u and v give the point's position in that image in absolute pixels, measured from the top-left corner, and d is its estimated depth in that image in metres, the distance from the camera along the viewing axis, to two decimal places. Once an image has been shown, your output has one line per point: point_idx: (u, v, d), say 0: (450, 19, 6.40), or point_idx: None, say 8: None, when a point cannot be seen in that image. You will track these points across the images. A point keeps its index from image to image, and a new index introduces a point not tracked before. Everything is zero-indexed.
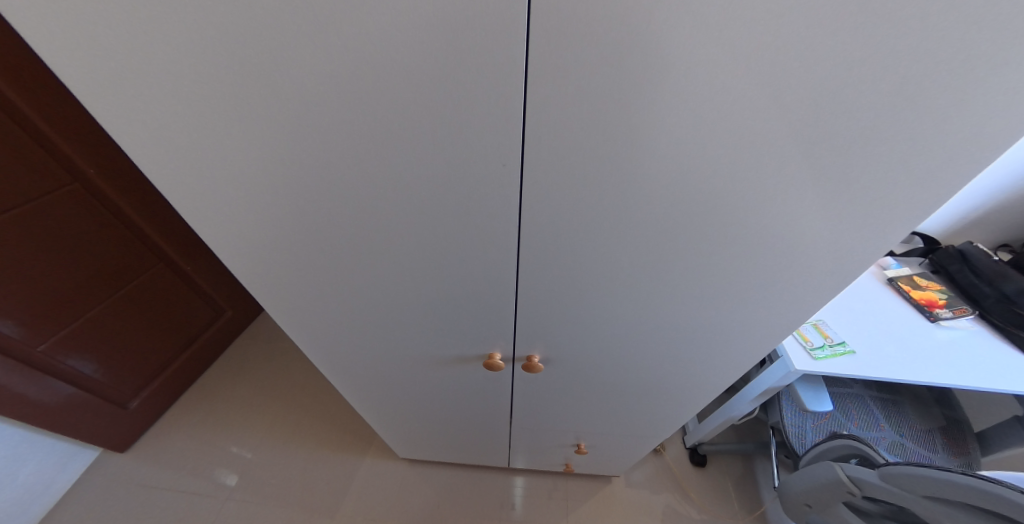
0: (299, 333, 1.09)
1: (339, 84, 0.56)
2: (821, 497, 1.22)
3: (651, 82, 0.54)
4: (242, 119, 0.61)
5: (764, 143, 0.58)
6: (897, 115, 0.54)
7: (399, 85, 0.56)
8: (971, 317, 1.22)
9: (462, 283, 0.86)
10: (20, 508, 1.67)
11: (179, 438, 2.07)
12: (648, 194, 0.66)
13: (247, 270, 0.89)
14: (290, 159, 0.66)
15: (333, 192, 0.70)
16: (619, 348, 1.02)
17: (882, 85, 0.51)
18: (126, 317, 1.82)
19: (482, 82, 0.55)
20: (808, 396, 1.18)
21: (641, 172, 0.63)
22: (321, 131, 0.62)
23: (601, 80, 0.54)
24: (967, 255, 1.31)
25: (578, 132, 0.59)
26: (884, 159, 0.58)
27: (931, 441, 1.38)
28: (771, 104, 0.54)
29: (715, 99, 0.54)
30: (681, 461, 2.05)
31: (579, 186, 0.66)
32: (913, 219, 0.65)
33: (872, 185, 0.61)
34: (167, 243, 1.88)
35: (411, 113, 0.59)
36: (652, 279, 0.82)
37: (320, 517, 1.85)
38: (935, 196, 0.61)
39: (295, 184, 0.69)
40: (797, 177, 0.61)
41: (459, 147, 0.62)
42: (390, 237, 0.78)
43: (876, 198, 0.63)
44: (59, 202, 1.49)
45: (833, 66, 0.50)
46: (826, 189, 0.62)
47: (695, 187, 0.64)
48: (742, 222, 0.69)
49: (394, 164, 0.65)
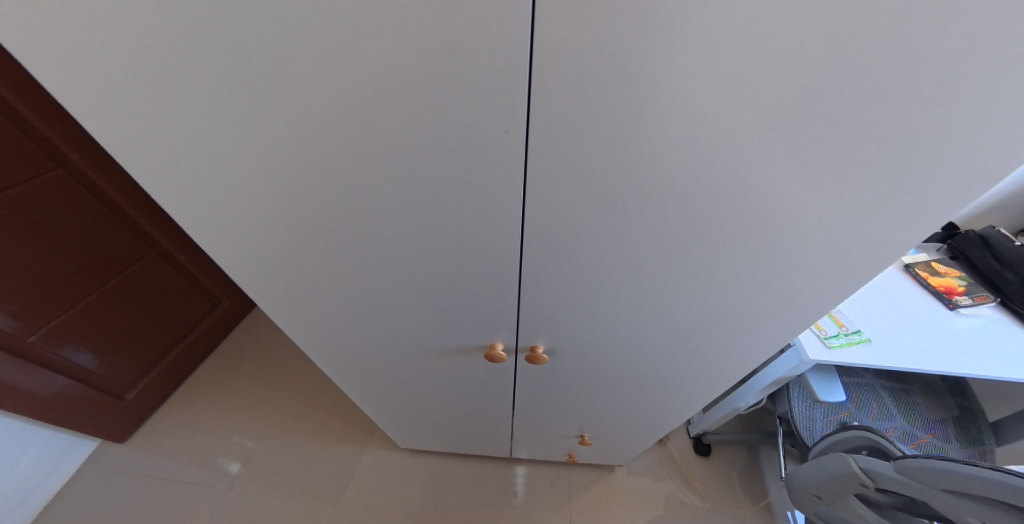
0: (290, 324, 1.03)
1: (319, 43, 0.49)
2: (832, 488, 1.19)
3: (678, 37, 0.46)
4: (217, 93, 0.55)
5: (807, 105, 0.50)
6: (957, 77, 0.47)
7: (385, 39, 0.48)
8: (992, 305, 1.18)
9: (462, 270, 0.80)
10: (19, 500, 1.65)
11: (178, 429, 2.05)
12: (666, 171, 0.60)
13: (231, 257, 0.83)
14: (272, 140, 0.60)
15: (319, 171, 0.64)
16: (628, 339, 0.97)
17: (936, 50, 0.45)
18: (120, 307, 1.78)
19: (480, 32, 0.47)
20: (820, 386, 1.14)
21: (660, 147, 0.57)
22: (303, 108, 0.56)
23: (617, 48, 0.48)
24: (990, 241, 1.25)
25: (592, 99, 0.52)
26: (936, 129, 0.52)
27: (943, 431, 1.35)
28: (815, 61, 0.47)
29: (752, 54, 0.47)
30: (685, 451, 2.02)
31: (590, 162, 0.59)
32: (958, 199, 0.59)
33: (918, 160, 0.55)
34: (157, 231, 1.82)
35: (398, 71, 0.51)
36: (666, 266, 0.76)
37: (321, 507, 1.84)
38: (989, 172, 0.55)
39: (280, 167, 0.64)
40: (835, 149, 0.55)
41: (455, 114, 0.55)
42: (384, 224, 0.72)
43: (922, 175, 0.57)
44: (43, 188, 1.44)
45: (881, 28, 0.44)
46: (861, 169, 0.56)
47: (720, 163, 0.58)
48: (769, 202, 0.62)
49: (384, 136, 0.58)
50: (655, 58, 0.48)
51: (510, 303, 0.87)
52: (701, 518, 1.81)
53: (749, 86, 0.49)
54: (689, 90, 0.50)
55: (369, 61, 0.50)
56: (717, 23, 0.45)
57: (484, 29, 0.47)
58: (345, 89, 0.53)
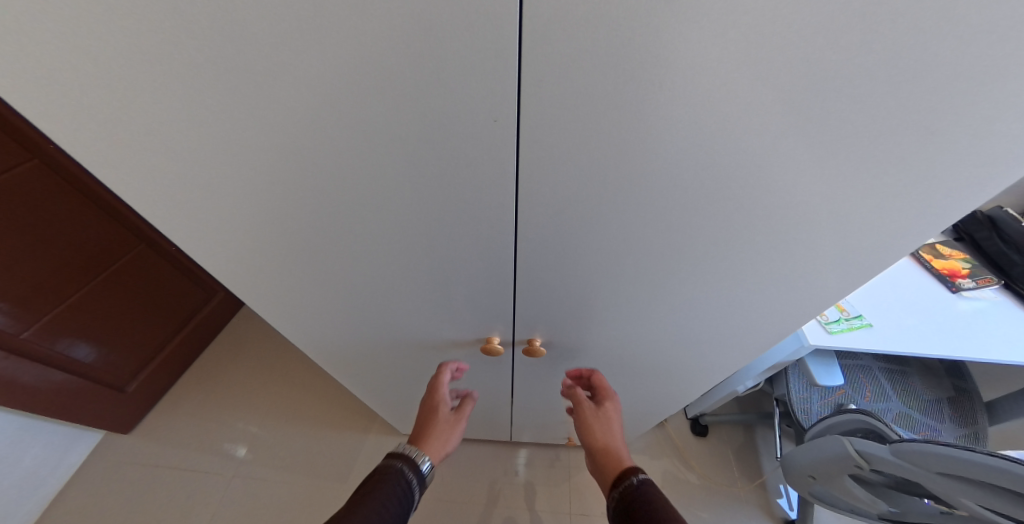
0: (284, 320, 1.02)
1: (293, 32, 0.46)
2: (827, 470, 1.20)
3: (681, 21, 0.43)
4: (181, 82, 0.51)
5: (814, 90, 0.48)
6: (981, 60, 0.44)
7: (365, 27, 0.45)
8: (995, 287, 1.16)
9: (456, 265, 0.78)
10: (29, 491, 1.68)
11: (181, 418, 2.06)
12: (668, 162, 0.57)
13: (218, 256, 0.80)
14: (246, 131, 0.56)
15: (302, 166, 0.61)
16: (627, 330, 0.95)
17: (958, 29, 0.42)
18: (114, 299, 1.76)
19: (466, 18, 0.44)
20: (819, 371, 1.14)
21: (660, 137, 0.54)
22: (281, 99, 0.52)
23: (615, 30, 0.44)
24: (998, 222, 1.23)
25: (588, 88, 0.49)
26: (954, 115, 0.49)
27: (938, 412, 1.36)
28: (825, 45, 0.44)
29: (757, 36, 0.44)
30: (683, 432, 2.05)
31: (587, 154, 0.56)
32: (974, 187, 0.56)
33: (933, 149, 0.52)
34: (145, 222, 1.77)
35: (382, 62, 0.48)
36: (667, 257, 0.74)
37: (325, 491, 1.87)
38: (1009, 158, 0.52)
39: (257, 161, 0.60)
40: (847, 135, 0.52)
41: (444, 107, 0.52)
42: (371, 220, 0.69)
43: (935, 163, 0.54)
44: (20, 182, 1.38)
45: (902, 3, 0.41)
46: (873, 156, 0.54)
47: (724, 153, 0.55)
48: (774, 194, 0.60)
49: (368, 129, 0.55)
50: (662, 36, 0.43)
51: (504, 296, 0.84)
52: (698, 496, 1.84)
53: (756, 72, 0.46)
54: (690, 76, 0.47)
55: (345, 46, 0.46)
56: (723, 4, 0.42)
57: (471, 15, 0.43)
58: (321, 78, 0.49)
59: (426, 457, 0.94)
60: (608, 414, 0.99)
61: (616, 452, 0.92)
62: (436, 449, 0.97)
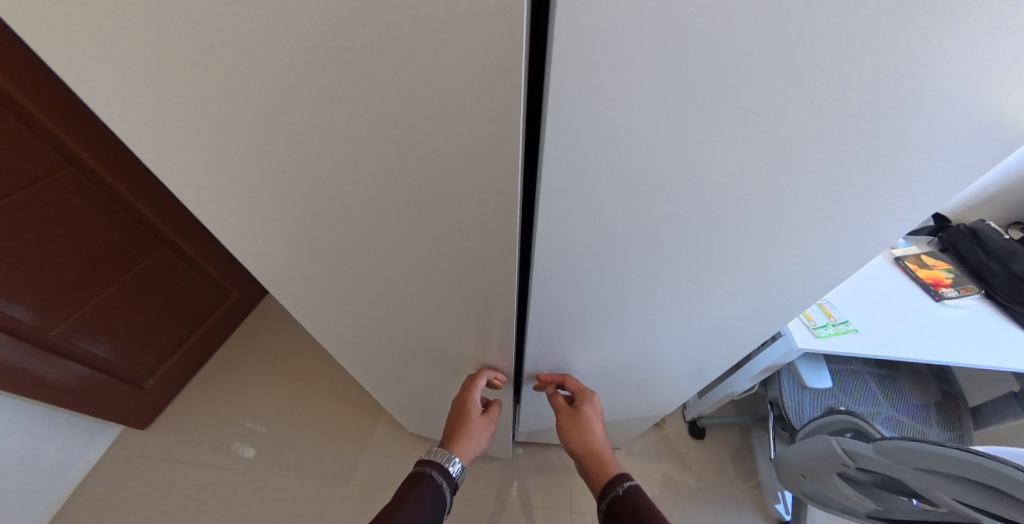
0: (306, 319, 1.09)
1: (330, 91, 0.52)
2: (817, 468, 1.27)
3: (670, 72, 0.51)
4: (224, 107, 0.55)
5: (784, 126, 0.56)
6: (910, 94, 0.54)
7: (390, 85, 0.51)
8: (976, 296, 1.23)
9: (463, 288, 0.83)
10: (52, 481, 1.75)
11: (195, 414, 2.13)
12: (663, 183, 0.64)
13: (252, 259, 0.88)
14: (283, 154, 0.61)
15: (328, 194, 0.67)
16: (628, 332, 1.02)
17: (894, 73, 0.51)
18: (135, 299, 1.84)
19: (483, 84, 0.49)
20: (808, 373, 1.20)
21: (654, 161, 0.61)
22: (314, 141, 0.59)
23: (620, 71, 0.51)
24: (979, 234, 1.30)
25: (592, 122, 0.56)
26: (893, 139, 0.59)
27: (926, 415, 1.41)
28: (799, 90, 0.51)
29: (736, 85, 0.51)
30: (682, 435, 2.10)
31: (592, 176, 0.63)
32: (918, 190, 0.66)
33: (880, 161, 0.62)
34: (167, 225, 1.86)
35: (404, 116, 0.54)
36: (662, 265, 0.81)
37: (333, 487, 1.93)
38: (938, 167, 0.63)
39: (290, 183, 0.66)
40: (807, 159, 0.61)
41: (458, 156, 0.57)
42: (389, 239, 0.74)
43: (882, 176, 0.64)
44: (55, 187, 1.47)
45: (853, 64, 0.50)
46: (829, 172, 0.63)
47: (709, 175, 0.63)
48: (749, 209, 0.68)
49: (387, 168, 0.61)
50: (664, 75, 0.50)
51: (515, 311, 0.87)
52: (696, 497, 1.90)
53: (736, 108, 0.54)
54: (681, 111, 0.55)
55: (379, 78, 0.50)
56: (708, 57, 0.49)
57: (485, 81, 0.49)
58: (356, 107, 0.53)
59: (454, 459, 1.06)
60: (586, 415, 1.10)
61: (599, 455, 1.04)
62: (466, 450, 1.10)
